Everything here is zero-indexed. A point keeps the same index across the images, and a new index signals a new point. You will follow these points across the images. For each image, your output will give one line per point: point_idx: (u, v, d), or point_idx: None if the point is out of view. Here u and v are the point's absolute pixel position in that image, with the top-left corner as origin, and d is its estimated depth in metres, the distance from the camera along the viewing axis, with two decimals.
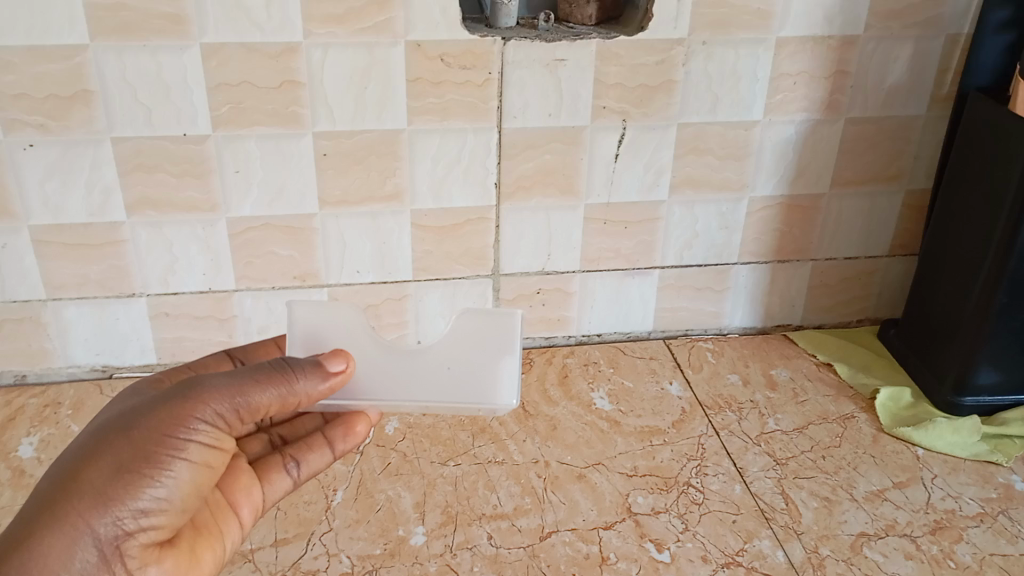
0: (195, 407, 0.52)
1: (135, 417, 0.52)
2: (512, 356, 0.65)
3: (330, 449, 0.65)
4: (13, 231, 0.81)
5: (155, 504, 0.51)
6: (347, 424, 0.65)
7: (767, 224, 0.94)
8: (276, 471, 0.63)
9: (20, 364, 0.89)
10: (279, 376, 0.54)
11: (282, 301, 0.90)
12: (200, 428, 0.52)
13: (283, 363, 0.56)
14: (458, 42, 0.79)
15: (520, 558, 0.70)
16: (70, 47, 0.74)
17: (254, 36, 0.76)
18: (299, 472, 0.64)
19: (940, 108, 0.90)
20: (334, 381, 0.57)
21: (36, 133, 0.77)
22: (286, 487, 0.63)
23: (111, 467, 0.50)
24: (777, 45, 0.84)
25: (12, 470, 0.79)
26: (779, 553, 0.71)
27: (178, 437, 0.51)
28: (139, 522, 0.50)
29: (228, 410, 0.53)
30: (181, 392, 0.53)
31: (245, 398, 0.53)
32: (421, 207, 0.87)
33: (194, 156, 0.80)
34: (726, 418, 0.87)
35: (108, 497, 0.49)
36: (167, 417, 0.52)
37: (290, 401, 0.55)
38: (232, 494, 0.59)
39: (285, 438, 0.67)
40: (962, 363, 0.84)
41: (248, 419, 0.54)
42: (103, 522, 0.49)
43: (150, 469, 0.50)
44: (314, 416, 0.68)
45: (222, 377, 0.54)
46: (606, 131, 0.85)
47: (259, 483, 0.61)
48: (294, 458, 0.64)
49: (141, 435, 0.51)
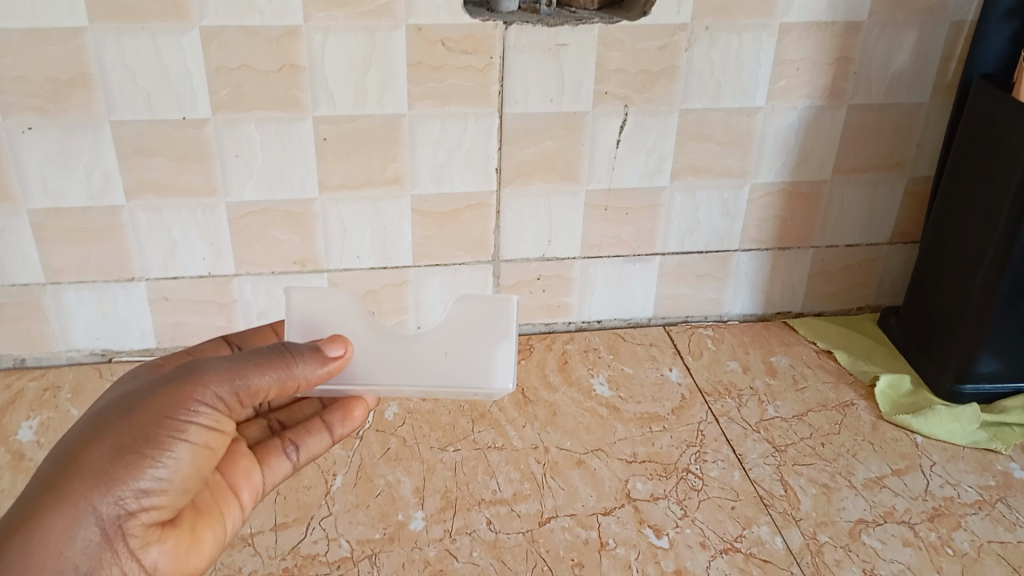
0: (195, 389, 0.52)
1: (135, 400, 0.52)
2: (508, 340, 0.66)
3: (328, 433, 0.65)
4: (12, 214, 0.81)
5: (157, 484, 0.51)
6: (345, 408, 0.66)
7: (769, 211, 0.94)
8: (275, 454, 0.63)
9: (20, 347, 0.89)
10: (279, 360, 0.54)
11: (282, 285, 0.89)
12: (200, 411, 0.52)
13: (282, 347, 0.56)
14: (460, 26, 0.78)
15: (520, 543, 0.70)
16: (68, 30, 0.73)
17: (255, 19, 0.75)
18: (298, 456, 0.64)
19: (944, 95, 0.89)
20: (332, 366, 0.57)
21: (35, 116, 0.77)
22: (285, 471, 0.63)
23: (112, 448, 0.50)
24: (781, 30, 0.83)
25: (12, 453, 0.79)
26: (777, 539, 0.71)
27: (179, 419, 0.51)
28: (141, 502, 0.50)
29: (228, 393, 0.53)
30: (180, 376, 0.53)
31: (245, 380, 0.53)
32: (422, 193, 0.86)
33: (194, 140, 0.80)
34: (726, 405, 0.87)
35: (109, 477, 0.49)
36: (169, 399, 0.52)
37: (290, 384, 0.55)
38: (232, 477, 0.59)
39: (283, 422, 0.67)
40: (964, 350, 0.84)
41: (248, 403, 0.54)
42: (105, 502, 0.49)
43: (151, 450, 0.50)
44: (311, 401, 0.68)
45: (222, 361, 0.54)
46: (607, 116, 0.85)
47: (259, 467, 0.61)
48: (293, 442, 0.63)
49: (141, 417, 0.51)
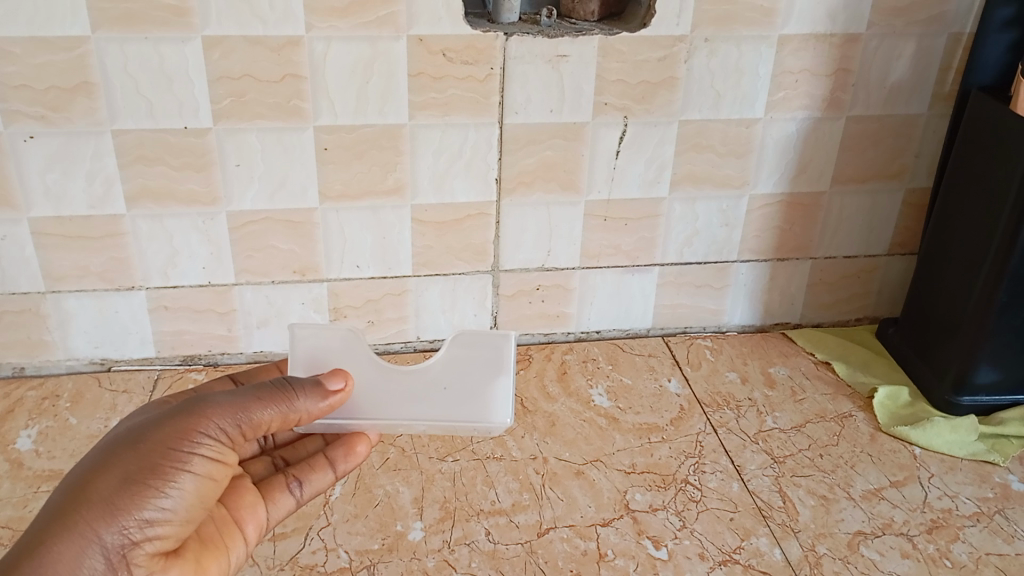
0: (199, 422, 0.52)
1: (143, 431, 0.52)
2: (507, 376, 0.68)
3: (331, 469, 0.63)
4: (13, 222, 0.81)
5: (162, 514, 0.50)
6: (348, 444, 0.64)
7: (768, 221, 0.94)
8: (279, 490, 0.61)
9: (19, 356, 0.89)
10: (281, 395, 0.55)
11: (282, 295, 0.90)
12: (205, 442, 0.52)
13: (283, 382, 0.57)
14: (461, 36, 0.79)
15: (519, 554, 0.70)
16: (72, 39, 0.74)
17: (256, 28, 0.75)
18: (302, 492, 0.62)
19: (942, 106, 0.90)
20: (332, 400, 0.58)
21: (37, 124, 0.77)
22: (289, 506, 0.62)
23: (118, 477, 0.50)
24: (781, 41, 0.83)
25: (11, 462, 0.79)
26: (776, 551, 0.71)
27: (184, 450, 0.51)
28: (146, 532, 0.50)
29: (231, 426, 0.53)
30: (185, 408, 0.53)
31: (248, 414, 0.54)
32: (422, 202, 0.87)
33: (196, 149, 0.80)
34: (724, 416, 0.87)
35: (116, 506, 0.49)
36: (173, 430, 0.52)
37: (291, 418, 0.56)
38: (237, 511, 0.58)
39: (288, 460, 0.66)
40: (962, 361, 0.84)
41: (250, 436, 0.55)
42: (111, 531, 0.49)
43: (157, 480, 0.50)
44: (315, 437, 0.67)
45: (227, 395, 0.54)
46: (607, 127, 0.85)
47: (263, 502, 0.60)
48: (296, 477, 0.62)
49: (148, 448, 0.51)
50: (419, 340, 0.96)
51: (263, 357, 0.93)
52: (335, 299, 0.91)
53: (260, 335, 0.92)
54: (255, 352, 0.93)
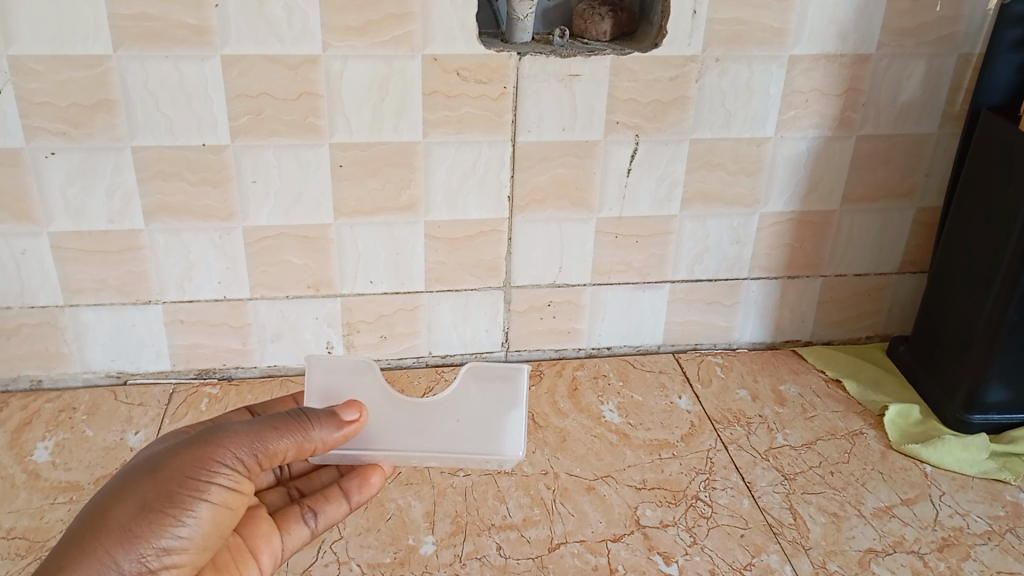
0: (216, 451, 0.53)
1: (161, 459, 0.53)
2: (519, 409, 0.68)
3: (346, 500, 0.63)
4: (34, 235, 0.83)
5: (179, 542, 0.51)
6: (363, 474, 0.65)
7: (779, 239, 0.94)
8: (294, 520, 0.61)
9: (36, 368, 0.90)
10: (296, 425, 0.56)
11: (296, 309, 0.91)
12: (222, 471, 0.53)
13: (298, 412, 0.57)
14: (475, 55, 0.80)
15: (530, 568, 0.70)
16: (95, 57, 0.75)
17: (276, 46, 0.77)
18: (316, 522, 0.62)
19: (952, 126, 0.91)
20: (347, 430, 0.59)
21: (59, 140, 0.78)
22: (304, 537, 0.62)
23: (136, 504, 0.51)
24: (791, 62, 0.84)
25: (28, 473, 0.80)
26: (787, 567, 0.71)
27: (201, 479, 0.52)
28: (162, 560, 0.50)
29: (248, 455, 0.54)
30: (203, 438, 0.54)
31: (265, 443, 0.54)
32: (435, 219, 0.88)
33: (214, 166, 0.81)
34: (735, 432, 0.87)
35: (133, 534, 0.50)
36: (191, 459, 0.52)
37: (306, 448, 0.57)
38: (252, 540, 0.59)
39: (302, 490, 0.66)
40: (973, 378, 0.84)
41: (266, 466, 0.55)
42: (129, 558, 0.49)
43: (173, 508, 0.51)
44: (329, 468, 0.68)
45: (243, 424, 0.55)
46: (619, 144, 0.86)
47: (278, 531, 0.60)
48: (312, 508, 0.62)
49: (165, 476, 0.52)
50: (430, 356, 0.96)
51: (276, 371, 0.94)
52: (349, 313, 0.92)
53: (274, 348, 0.93)
54: (269, 366, 0.94)
